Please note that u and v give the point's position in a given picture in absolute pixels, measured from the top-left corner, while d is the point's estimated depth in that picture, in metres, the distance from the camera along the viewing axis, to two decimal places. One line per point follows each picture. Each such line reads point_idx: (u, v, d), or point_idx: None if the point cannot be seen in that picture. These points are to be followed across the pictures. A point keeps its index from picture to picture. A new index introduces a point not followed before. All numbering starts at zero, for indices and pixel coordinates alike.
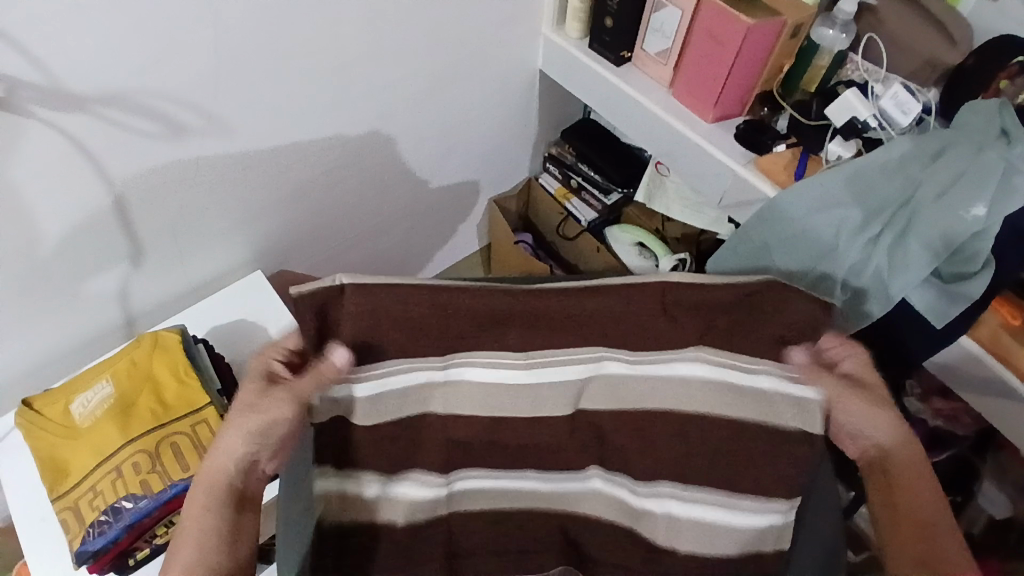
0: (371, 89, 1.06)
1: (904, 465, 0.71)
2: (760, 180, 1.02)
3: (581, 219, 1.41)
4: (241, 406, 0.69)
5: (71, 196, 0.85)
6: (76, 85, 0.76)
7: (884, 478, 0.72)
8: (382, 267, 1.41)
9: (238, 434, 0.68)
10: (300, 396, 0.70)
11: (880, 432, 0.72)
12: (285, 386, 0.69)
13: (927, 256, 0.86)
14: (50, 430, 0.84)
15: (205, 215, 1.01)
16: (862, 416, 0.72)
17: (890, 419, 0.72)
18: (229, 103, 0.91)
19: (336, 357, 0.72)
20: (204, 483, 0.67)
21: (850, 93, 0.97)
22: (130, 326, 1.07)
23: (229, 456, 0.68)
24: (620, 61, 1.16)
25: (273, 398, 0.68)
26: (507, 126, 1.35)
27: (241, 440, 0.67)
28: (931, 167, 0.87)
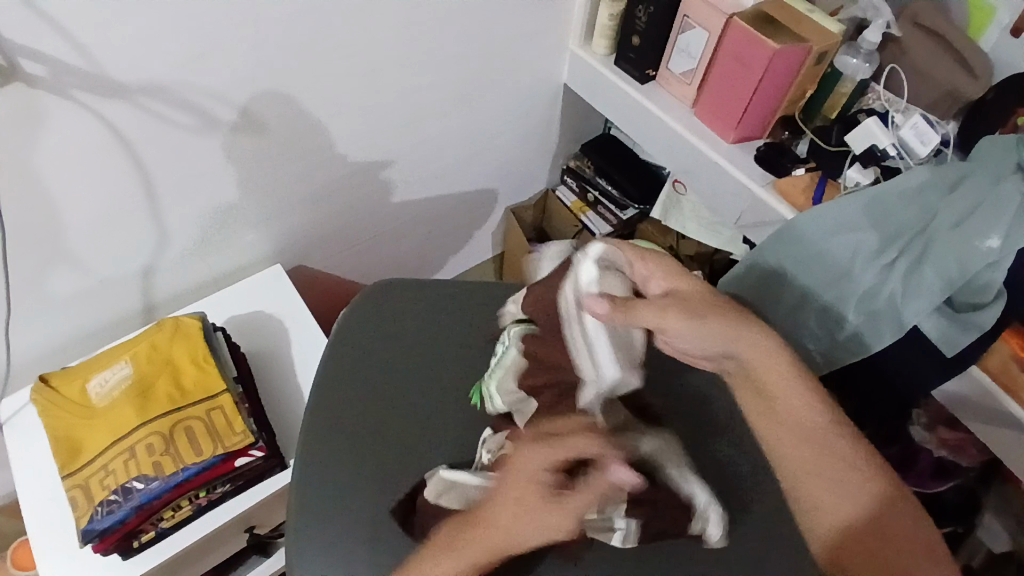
0: (402, 92, 1.08)
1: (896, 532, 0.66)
2: (777, 202, 1.04)
3: (596, 233, 1.43)
4: (527, 489, 0.66)
5: (103, 182, 0.87)
6: (118, 72, 0.78)
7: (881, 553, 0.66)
8: (398, 269, 1.42)
9: (517, 502, 0.65)
10: (576, 509, 0.66)
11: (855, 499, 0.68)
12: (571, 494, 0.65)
13: (940, 282, 0.87)
14: (67, 407, 0.85)
15: (231, 207, 1.02)
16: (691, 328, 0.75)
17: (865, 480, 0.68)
18: (263, 99, 0.93)
19: (620, 475, 0.67)
20: (472, 547, 0.64)
21: (872, 121, 0.99)
22: (149, 311, 1.09)
23: (504, 544, 0.65)
24: (644, 79, 1.18)
25: (554, 499, 0.65)
26: (529, 137, 1.37)
27: (509, 528, 0.64)
28: (948, 197, 0.89)
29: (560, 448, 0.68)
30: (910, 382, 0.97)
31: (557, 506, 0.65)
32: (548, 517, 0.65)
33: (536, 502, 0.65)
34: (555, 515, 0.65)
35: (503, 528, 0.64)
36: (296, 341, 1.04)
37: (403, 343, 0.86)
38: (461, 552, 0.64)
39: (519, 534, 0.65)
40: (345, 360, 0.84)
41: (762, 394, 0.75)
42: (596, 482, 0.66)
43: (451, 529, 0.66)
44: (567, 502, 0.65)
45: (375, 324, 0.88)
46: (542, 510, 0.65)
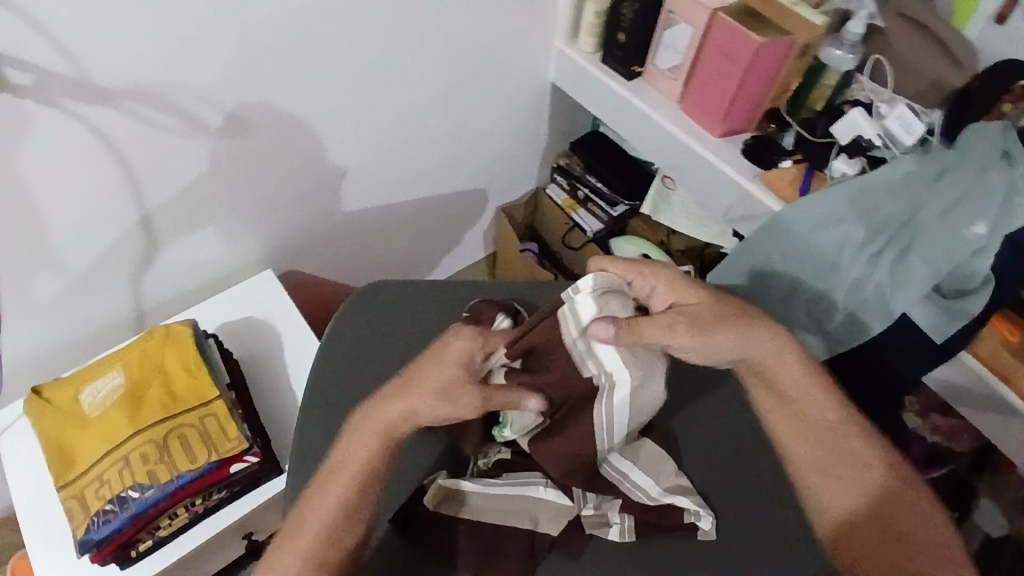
0: (389, 93, 1.08)
1: (902, 512, 0.71)
2: (766, 195, 1.04)
3: (587, 230, 1.43)
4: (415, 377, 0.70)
5: (90, 189, 0.87)
6: (104, 78, 0.78)
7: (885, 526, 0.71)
8: (390, 271, 1.42)
9: (391, 411, 0.69)
10: (489, 403, 0.69)
11: (869, 483, 0.73)
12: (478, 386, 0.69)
13: (928, 271, 0.88)
14: (60, 418, 0.85)
15: (221, 212, 1.02)
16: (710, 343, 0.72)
17: (874, 467, 0.73)
18: (251, 105, 0.93)
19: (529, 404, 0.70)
20: (353, 448, 0.70)
21: (856, 112, 1.00)
22: (141, 319, 1.08)
23: (407, 416, 0.69)
24: (631, 75, 1.18)
25: (466, 390, 0.68)
26: (518, 135, 1.37)
27: (398, 408, 0.69)
28: (934, 186, 0.90)
29: (438, 360, 0.69)
30: (901, 370, 0.97)
31: (424, 410, 0.68)
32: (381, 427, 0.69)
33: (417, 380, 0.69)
34: (469, 398, 0.68)
35: (394, 414, 0.69)
36: (289, 344, 1.04)
37: (395, 345, 0.87)
38: (361, 450, 0.69)
39: (375, 437, 0.69)
40: (337, 362, 0.85)
41: (773, 390, 0.76)
42: (455, 387, 0.68)
43: (350, 430, 0.71)
44: (427, 409, 0.68)
45: (373, 317, 0.88)
46: (455, 384, 0.68)
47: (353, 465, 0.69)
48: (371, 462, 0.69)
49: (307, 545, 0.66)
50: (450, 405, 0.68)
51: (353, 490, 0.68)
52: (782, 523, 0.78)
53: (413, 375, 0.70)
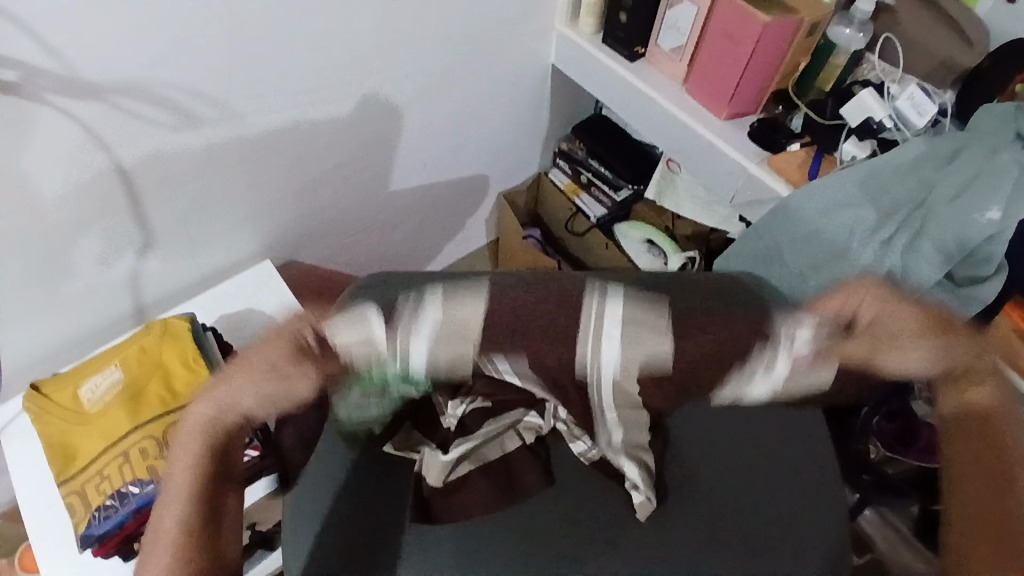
0: (385, 81, 1.05)
1: (972, 445, 0.78)
2: (773, 178, 1.01)
3: (591, 215, 1.40)
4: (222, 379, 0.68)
5: (83, 186, 0.86)
6: (93, 74, 0.77)
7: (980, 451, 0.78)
8: (391, 260, 1.41)
9: (215, 413, 0.67)
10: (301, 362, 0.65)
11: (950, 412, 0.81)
12: (295, 351, 0.65)
13: (940, 254, 0.85)
14: (59, 414, 0.85)
15: (217, 204, 1.01)
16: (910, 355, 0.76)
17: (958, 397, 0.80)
18: (244, 95, 0.91)
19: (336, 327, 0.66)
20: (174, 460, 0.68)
21: (867, 92, 0.97)
22: (140, 314, 1.07)
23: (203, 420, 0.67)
24: (633, 56, 1.15)
25: (255, 355, 0.66)
26: (519, 120, 1.34)
27: (207, 410, 0.67)
28: (946, 169, 0.88)
29: (235, 366, 0.67)
30: None
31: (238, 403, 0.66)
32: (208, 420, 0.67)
33: (220, 383, 0.68)
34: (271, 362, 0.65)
35: (202, 418, 0.67)
36: None
37: None
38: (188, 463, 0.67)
39: (197, 427, 0.67)
40: None
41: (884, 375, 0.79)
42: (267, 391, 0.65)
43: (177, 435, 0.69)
44: (248, 398, 0.66)
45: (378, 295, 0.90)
46: (256, 358, 0.66)
47: (188, 475, 0.67)
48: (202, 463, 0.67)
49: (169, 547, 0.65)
50: (252, 388, 0.66)
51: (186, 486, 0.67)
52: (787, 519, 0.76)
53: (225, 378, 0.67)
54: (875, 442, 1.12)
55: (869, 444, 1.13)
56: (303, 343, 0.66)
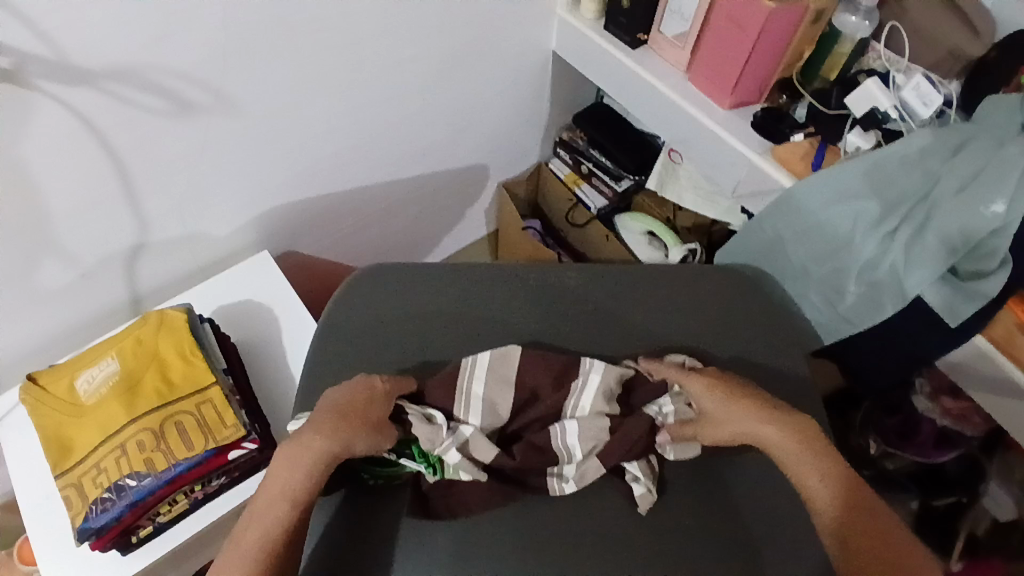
0: (383, 67, 1.03)
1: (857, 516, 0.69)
2: (776, 169, 1.00)
3: (592, 206, 1.39)
4: (324, 418, 0.70)
5: (77, 175, 0.84)
6: (84, 58, 0.75)
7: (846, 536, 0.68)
8: (389, 251, 1.40)
9: (324, 446, 0.69)
10: (375, 425, 0.71)
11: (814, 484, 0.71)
12: (366, 414, 0.71)
13: (943, 249, 0.85)
14: (55, 406, 0.84)
15: (213, 193, 1.00)
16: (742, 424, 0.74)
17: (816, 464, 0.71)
18: (239, 81, 0.89)
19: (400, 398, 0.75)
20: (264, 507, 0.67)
21: (873, 83, 0.95)
22: (137, 304, 1.07)
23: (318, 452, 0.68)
24: (635, 44, 1.14)
25: (348, 410, 0.71)
26: (519, 108, 1.33)
27: (320, 441, 0.69)
28: (951, 161, 0.86)
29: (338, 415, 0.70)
30: (912, 351, 0.94)
31: (342, 451, 0.69)
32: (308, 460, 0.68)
33: (331, 421, 0.70)
34: (357, 421, 0.70)
35: (311, 451, 0.68)
36: (285, 326, 1.02)
37: (410, 314, 0.86)
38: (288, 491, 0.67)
39: (306, 467, 0.68)
40: (356, 318, 0.85)
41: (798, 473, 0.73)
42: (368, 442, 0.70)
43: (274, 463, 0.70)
44: (354, 447, 0.70)
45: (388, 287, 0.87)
46: (344, 412, 0.70)
47: (277, 522, 0.66)
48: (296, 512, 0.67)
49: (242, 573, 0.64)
50: (355, 432, 0.70)
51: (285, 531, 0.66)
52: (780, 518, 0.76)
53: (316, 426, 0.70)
54: (875, 438, 1.13)
55: (869, 438, 1.14)
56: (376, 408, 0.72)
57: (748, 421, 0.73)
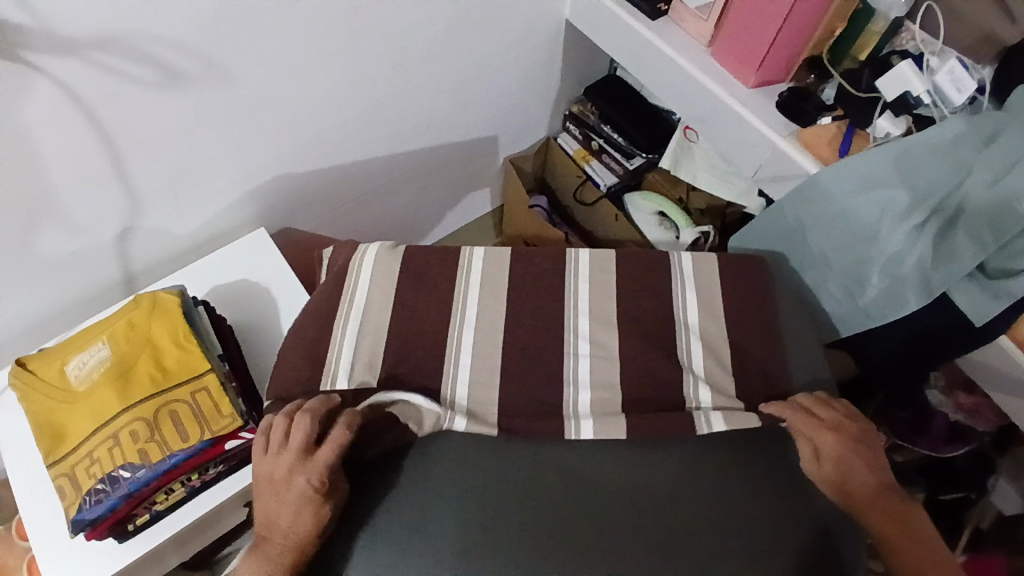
0: (385, 35, 0.97)
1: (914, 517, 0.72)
2: (802, 154, 0.95)
3: (601, 183, 1.34)
4: (273, 485, 0.71)
5: (61, 151, 0.79)
6: (66, 24, 0.69)
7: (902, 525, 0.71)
8: (390, 228, 1.34)
9: (278, 524, 0.68)
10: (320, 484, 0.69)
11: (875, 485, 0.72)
12: (308, 468, 0.70)
13: (973, 248, 0.82)
14: (46, 392, 0.81)
15: (207, 168, 0.94)
16: (851, 459, 0.73)
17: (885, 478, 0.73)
18: (232, 51, 0.83)
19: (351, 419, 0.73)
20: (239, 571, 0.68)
21: (907, 66, 0.89)
22: (131, 283, 1.03)
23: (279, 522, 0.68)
24: (655, 14, 1.07)
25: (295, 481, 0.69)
26: (528, 79, 1.26)
27: (285, 511, 0.69)
28: (984, 152, 0.81)
29: (281, 488, 0.70)
30: (931, 348, 0.91)
31: (289, 523, 0.68)
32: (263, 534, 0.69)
33: (280, 487, 0.70)
34: (303, 486, 0.69)
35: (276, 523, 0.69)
36: (285, 309, 0.99)
37: (429, 338, 0.85)
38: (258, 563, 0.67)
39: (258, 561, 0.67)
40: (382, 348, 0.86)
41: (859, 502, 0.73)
42: (310, 512, 0.68)
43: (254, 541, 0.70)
44: (297, 516, 0.68)
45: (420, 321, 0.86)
46: (292, 482, 0.69)
47: None
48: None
49: None
50: (293, 498, 0.69)
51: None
52: (807, 499, 0.75)
53: (271, 497, 0.70)
54: (886, 429, 1.10)
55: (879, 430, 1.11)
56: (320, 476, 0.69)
57: (855, 467, 0.73)
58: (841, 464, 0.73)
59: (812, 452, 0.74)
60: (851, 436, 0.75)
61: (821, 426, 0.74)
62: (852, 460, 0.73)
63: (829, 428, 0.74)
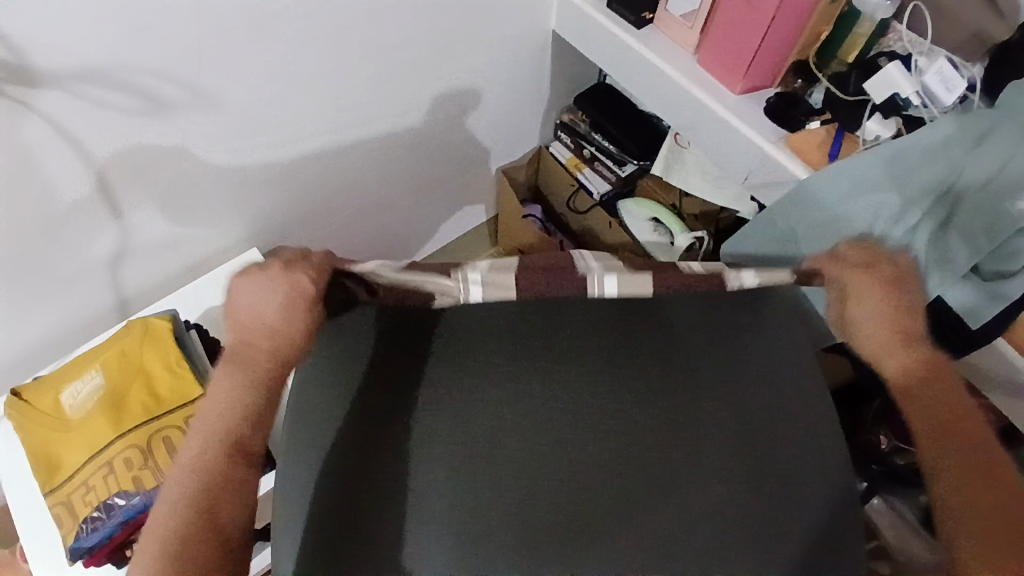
0: (371, 54, 0.97)
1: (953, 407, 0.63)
2: (791, 160, 0.94)
3: (594, 192, 1.34)
4: (249, 297, 0.61)
5: (49, 181, 0.80)
6: (46, 58, 0.69)
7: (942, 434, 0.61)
8: (386, 243, 1.35)
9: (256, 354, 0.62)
10: (311, 303, 0.61)
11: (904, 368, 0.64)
12: (304, 297, 0.61)
13: (968, 250, 0.81)
14: (42, 422, 0.81)
15: (197, 191, 0.95)
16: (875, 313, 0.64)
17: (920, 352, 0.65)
18: (217, 76, 0.84)
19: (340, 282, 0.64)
20: (218, 386, 0.62)
21: (892, 67, 0.89)
22: (125, 307, 1.03)
23: (258, 335, 0.61)
24: (641, 23, 1.06)
25: (269, 300, 0.61)
26: (518, 89, 1.26)
27: (268, 320, 0.61)
28: (975, 152, 0.81)
29: (254, 304, 0.61)
30: None
31: (276, 349, 0.61)
32: (238, 373, 0.61)
33: (255, 305, 0.61)
34: (281, 306, 0.61)
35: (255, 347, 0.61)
36: None
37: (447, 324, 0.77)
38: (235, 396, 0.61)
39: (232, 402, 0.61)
40: None
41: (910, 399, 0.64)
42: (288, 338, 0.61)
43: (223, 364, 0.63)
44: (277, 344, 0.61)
45: None
46: (266, 300, 0.61)
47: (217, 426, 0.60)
48: (251, 387, 0.61)
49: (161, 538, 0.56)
50: (276, 328, 0.61)
51: (212, 445, 0.60)
52: None
53: (244, 314, 0.62)
54: (886, 431, 1.02)
55: (880, 432, 1.03)
56: (306, 287, 0.61)
57: (886, 331, 0.64)
58: (874, 327, 0.65)
59: (840, 296, 0.66)
60: (886, 286, 0.64)
61: (853, 261, 0.65)
62: (892, 339, 0.64)
63: (863, 276, 0.64)
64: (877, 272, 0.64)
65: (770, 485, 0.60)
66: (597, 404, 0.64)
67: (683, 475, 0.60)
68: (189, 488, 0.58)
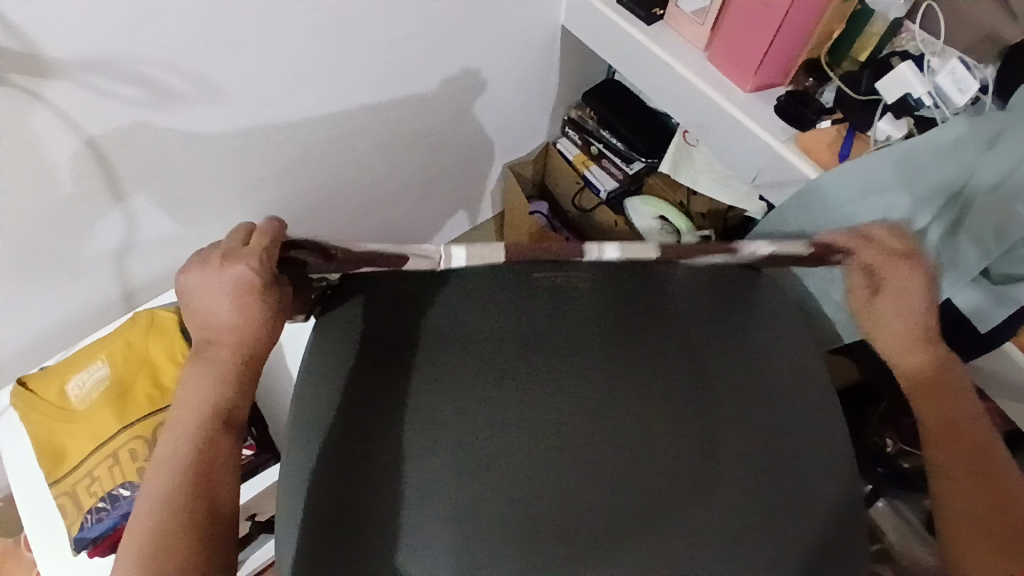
0: (378, 47, 0.97)
1: (964, 423, 0.67)
2: (800, 159, 0.93)
3: (601, 189, 1.33)
4: (205, 288, 0.63)
5: (56, 173, 0.80)
6: (53, 48, 0.69)
7: (947, 440, 0.66)
8: (391, 238, 1.35)
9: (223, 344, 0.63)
10: (264, 291, 0.62)
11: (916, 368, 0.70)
12: (256, 285, 0.62)
13: (977, 253, 0.80)
14: (47, 412, 0.81)
15: (203, 184, 0.95)
16: (893, 308, 0.70)
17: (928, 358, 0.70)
18: (223, 69, 0.84)
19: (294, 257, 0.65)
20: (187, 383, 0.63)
21: (906, 66, 0.88)
22: (131, 298, 1.03)
23: (222, 326, 0.63)
24: (651, 19, 1.06)
25: (225, 292, 0.62)
26: (526, 85, 1.25)
27: (226, 311, 0.62)
28: (986, 155, 0.79)
29: (212, 294, 0.63)
30: None
31: (244, 337, 0.63)
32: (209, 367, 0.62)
33: (212, 295, 0.63)
34: (238, 296, 0.62)
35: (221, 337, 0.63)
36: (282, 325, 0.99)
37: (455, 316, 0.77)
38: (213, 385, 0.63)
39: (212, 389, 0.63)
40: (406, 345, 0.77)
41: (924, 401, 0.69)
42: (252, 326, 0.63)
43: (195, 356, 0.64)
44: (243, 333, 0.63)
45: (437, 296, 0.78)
46: (221, 290, 0.62)
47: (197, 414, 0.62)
48: (223, 377, 0.63)
49: (147, 526, 0.57)
50: (237, 318, 0.63)
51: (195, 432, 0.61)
52: None
53: (203, 306, 0.63)
54: (891, 434, 1.02)
55: (885, 436, 1.02)
56: (256, 274, 0.62)
57: (901, 336, 0.70)
58: (890, 328, 0.71)
59: (867, 294, 0.72)
60: (904, 286, 0.70)
61: (884, 258, 0.70)
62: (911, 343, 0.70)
63: (884, 274, 0.70)
64: (903, 270, 0.70)
65: (776, 486, 0.60)
66: (599, 401, 0.64)
67: (689, 473, 0.60)
68: (172, 476, 0.59)
